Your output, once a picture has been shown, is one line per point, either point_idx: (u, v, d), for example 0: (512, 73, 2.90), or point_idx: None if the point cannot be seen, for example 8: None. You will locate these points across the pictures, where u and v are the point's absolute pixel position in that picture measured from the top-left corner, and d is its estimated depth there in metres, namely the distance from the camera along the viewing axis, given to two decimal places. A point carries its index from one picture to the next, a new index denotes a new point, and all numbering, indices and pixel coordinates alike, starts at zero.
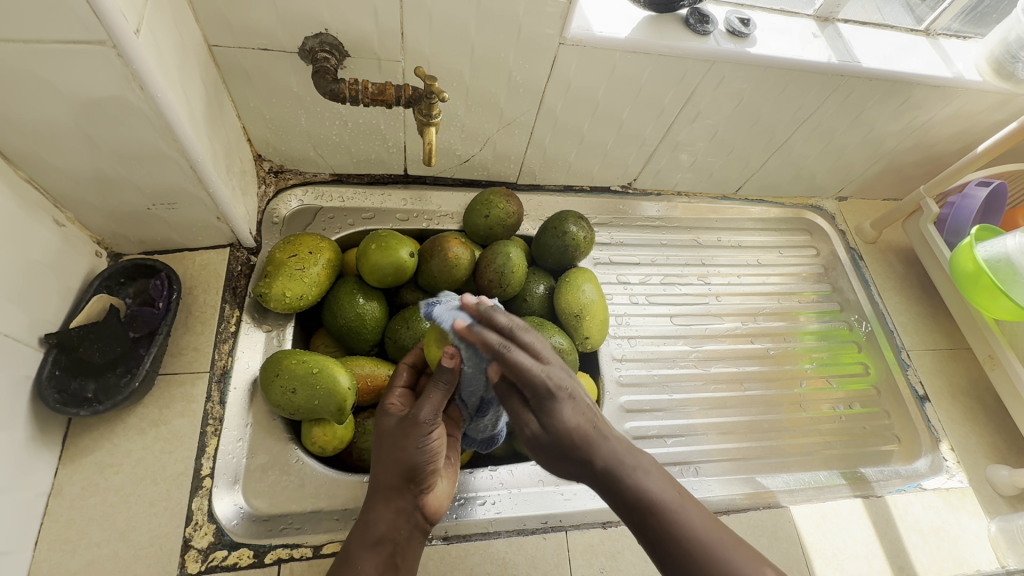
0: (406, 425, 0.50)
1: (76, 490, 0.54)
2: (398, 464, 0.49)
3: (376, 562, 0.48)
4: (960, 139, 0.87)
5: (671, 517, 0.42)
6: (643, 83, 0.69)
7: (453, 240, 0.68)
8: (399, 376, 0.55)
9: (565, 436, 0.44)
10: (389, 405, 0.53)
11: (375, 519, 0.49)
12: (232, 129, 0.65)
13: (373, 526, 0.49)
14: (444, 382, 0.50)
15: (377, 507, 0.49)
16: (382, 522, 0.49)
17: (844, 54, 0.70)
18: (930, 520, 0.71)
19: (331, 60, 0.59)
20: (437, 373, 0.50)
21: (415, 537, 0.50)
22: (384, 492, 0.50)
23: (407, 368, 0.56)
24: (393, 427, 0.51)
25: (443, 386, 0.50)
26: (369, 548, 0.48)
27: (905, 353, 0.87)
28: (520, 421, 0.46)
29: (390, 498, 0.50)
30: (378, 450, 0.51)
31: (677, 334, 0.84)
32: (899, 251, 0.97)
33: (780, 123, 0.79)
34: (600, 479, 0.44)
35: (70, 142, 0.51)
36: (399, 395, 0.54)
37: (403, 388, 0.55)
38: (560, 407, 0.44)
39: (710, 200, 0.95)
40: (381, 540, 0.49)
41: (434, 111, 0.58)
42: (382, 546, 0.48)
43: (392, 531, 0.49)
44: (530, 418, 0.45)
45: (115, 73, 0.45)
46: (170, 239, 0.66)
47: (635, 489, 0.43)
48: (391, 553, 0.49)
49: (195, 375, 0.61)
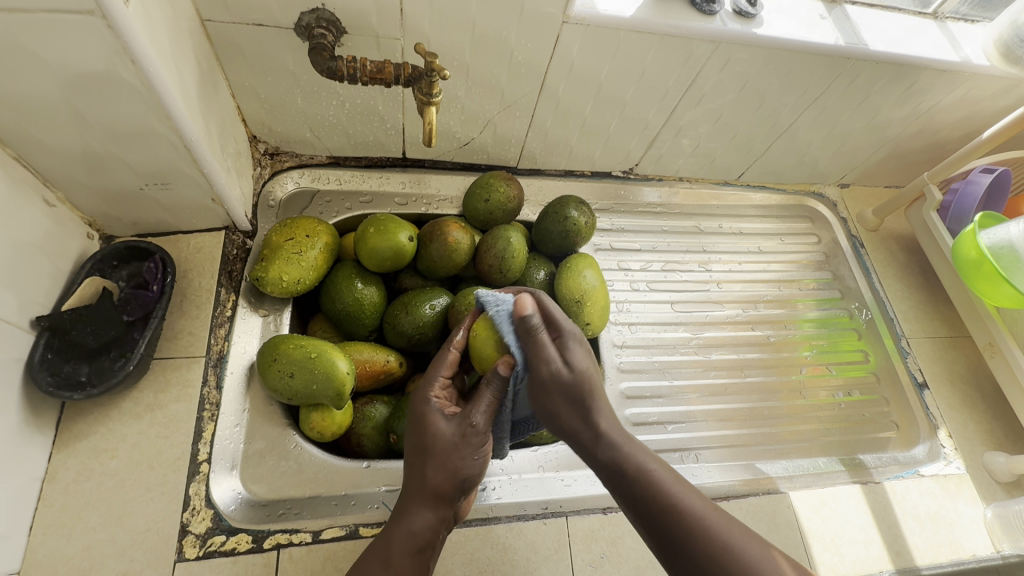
0: (469, 434, 0.49)
1: (70, 475, 0.54)
2: (454, 474, 0.48)
3: (415, 568, 0.47)
4: (965, 125, 0.86)
5: (660, 486, 0.45)
6: (647, 64, 0.68)
7: (453, 224, 0.67)
8: (443, 366, 0.54)
9: (581, 378, 0.50)
10: (436, 402, 0.52)
11: (421, 525, 0.48)
12: (226, 108, 0.63)
13: (418, 533, 0.47)
14: (496, 390, 0.50)
15: (423, 512, 0.48)
16: (428, 529, 0.48)
17: (851, 36, 0.69)
18: (927, 506, 0.71)
19: (328, 37, 0.57)
20: (492, 377, 0.50)
21: (444, 540, 0.51)
22: (433, 499, 0.48)
23: (453, 357, 0.54)
24: (452, 433, 0.49)
25: (496, 391, 0.50)
26: (412, 554, 0.47)
27: (904, 341, 0.87)
28: (542, 357, 0.50)
29: (437, 505, 0.49)
30: (427, 451, 0.49)
31: (677, 321, 0.83)
32: (900, 239, 0.97)
33: (784, 108, 0.78)
34: (599, 449, 0.48)
35: (59, 118, 0.49)
36: (443, 389, 0.53)
37: (447, 379, 0.54)
38: (570, 347, 0.51)
39: (712, 186, 0.94)
40: (422, 546, 0.48)
41: (434, 90, 0.57)
42: (424, 554, 0.48)
43: (433, 537, 0.49)
44: (552, 353, 0.50)
45: (105, 45, 0.44)
46: (164, 221, 0.64)
47: (629, 459, 0.46)
48: (428, 557, 0.49)
49: (191, 360, 0.60)
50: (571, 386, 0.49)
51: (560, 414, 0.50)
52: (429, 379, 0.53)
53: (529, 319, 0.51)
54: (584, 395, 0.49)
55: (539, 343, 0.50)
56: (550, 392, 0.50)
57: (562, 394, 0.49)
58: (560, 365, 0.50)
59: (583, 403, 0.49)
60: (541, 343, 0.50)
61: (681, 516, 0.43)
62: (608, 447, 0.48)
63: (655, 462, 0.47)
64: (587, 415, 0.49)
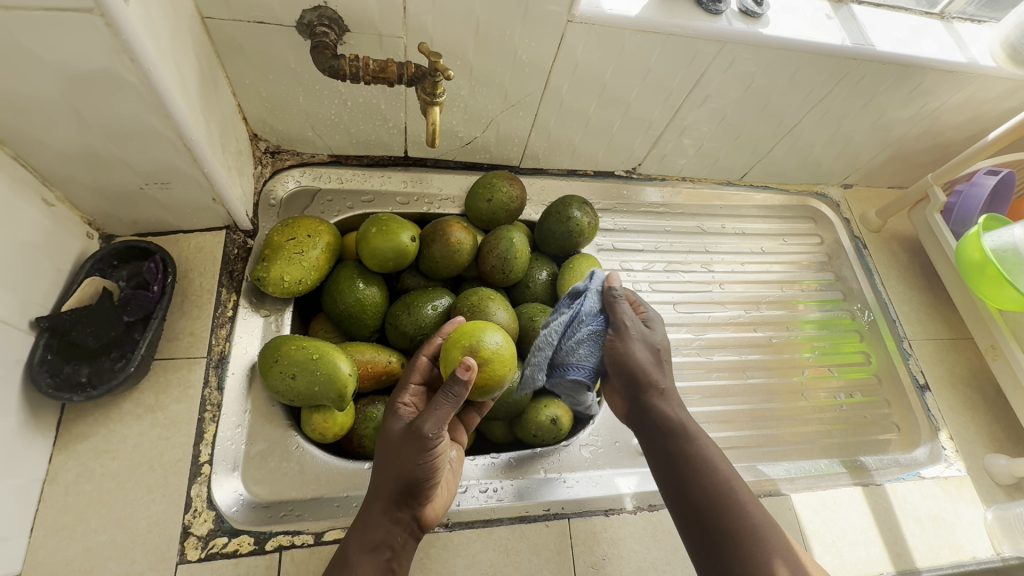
0: (412, 436, 0.48)
1: (71, 477, 0.53)
2: (400, 474, 0.48)
3: (373, 567, 0.47)
4: (970, 127, 0.86)
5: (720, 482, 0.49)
6: (652, 64, 0.67)
7: (456, 224, 0.67)
8: (412, 373, 0.55)
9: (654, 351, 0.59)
10: (399, 407, 0.53)
11: (373, 523, 0.48)
12: (227, 106, 0.63)
13: (370, 532, 0.48)
14: (451, 394, 0.47)
15: (375, 511, 0.49)
16: (380, 528, 0.48)
17: (858, 37, 0.69)
18: (928, 508, 0.71)
19: (330, 35, 0.56)
20: (447, 383, 0.47)
21: (409, 544, 0.51)
22: (381, 498, 0.49)
23: (422, 362, 0.56)
24: (399, 433, 0.50)
25: (452, 397, 0.47)
26: (367, 552, 0.47)
27: (906, 342, 0.87)
28: (620, 319, 0.60)
29: (389, 504, 0.49)
30: (382, 451, 0.50)
31: (679, 322, 0.83)
32: (903, 240, 0.96)
33: (789, 108, 0.77)
34: (690, 437, 0.53)
35: (59, 117, 0.48)
36: (412, 394, 0.54)
37: (416, 385, 0.55)
38: (654, 324, 0.62)
39: (714, 186, 0.93)
40: (378, 545, 0.48)
41: (437, 90, 0.57)
42: (380, 552, 0.48)
43: (389, 537, 0.49)
44: (633, 321, 0.60)
45: (104, 43, 0.43)
46: (164, 221, 0.64)
47: (698, 452, 0.51)
48: (386, 558, 0.48)
49: (192, 360, 0.60)
50: (651, 350, 0.59)
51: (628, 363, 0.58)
52: (400, 386, 0.55)
53: (615, 289, 0.61)
54: (654, 360, 0.59)
55: (619, 310, 0.60)
56: (626, 350, 0.59)
57: (646, 352, 0.59)
58: (639, 332, 0.60)
59: (656, 367, 0.58)
60: (625, 308, 0.61)
61: (733, 512, 0.46)
62: (698, 442, 0.52)
63: (727, 469, 0.50)
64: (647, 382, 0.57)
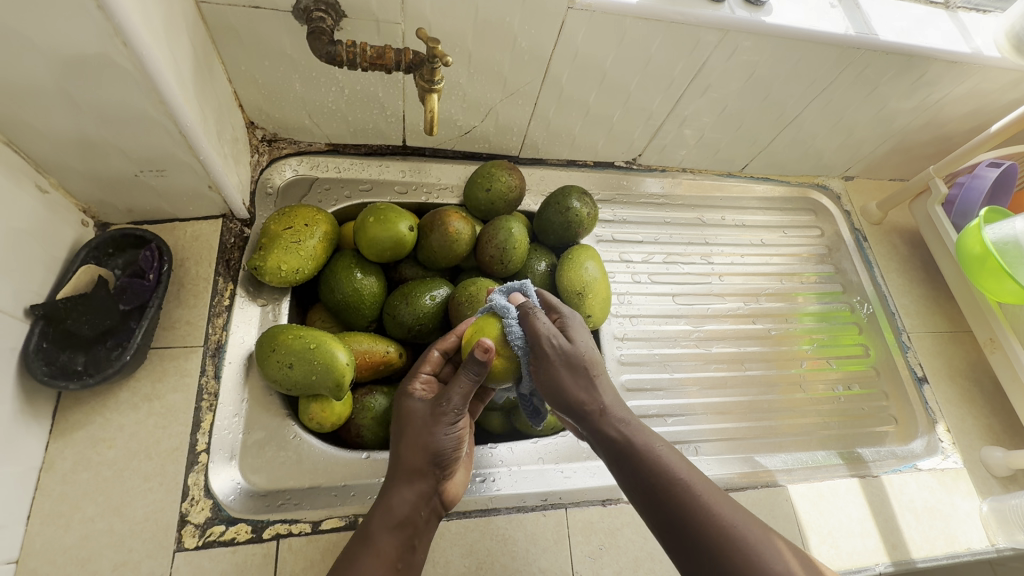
0: (436, 410, 0.49)
1: (67, 465, 0.53)
2: (425, 448, 0.49)
3: (397, 542, 0.47)
4: (972, 118, 0.85)
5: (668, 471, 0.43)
6: (653, 53, 0.66)
7: (454, 214, 0.66)
8: (428, 361, 0.54)
9: (570, 368, 0.48)
10: (413, 390, 0.52)
11: (397, 500, 0.48)
12: (222, 93, 0.62)
13: (396, 508, 0.48)
14: (473, 372, 0.48)
15: (399, 489, 0.48)
16: (404, 503, 0.48)
17: (861, 25, 0.68)
18: (924, 500, 0.71)
19: (326, 20, 0.56)
20: (468, 363, 0.47)
21: (431, 522, 0.50)
22: (407, 475, 0.49)
23: (435, 355, 0.54)
24: (422, 411, 0.50)
25: (473, 376, 0.48)
26: (391, 528, 0.47)
27: (905, 335, 0.87)
28: (542, 332, 0.48)
29: (413, 480, 0.49)
30: (401, 431, 0.51)
31: (678, 314, 0.83)
32: (903, 232, 0.96)
33: (790, 99, 0.77)
34: (603, 426, 0.46)
35: (52, 103, 0.48)
36: (425, 381, 0.53)
37: (429, 374, 0.54)
38: (569, 327, 0.51)
39: (715, 177, 0.93)
40: (403, 521, 0.48)
41: (436, 76, 0.56)
42: (405, 528, 0.48)
43: (413, 514, 0.48)
44: (547, 326, 0.49)
45: (96, 27, 0.42)
46: (159, 209, 0.63)
47: (638, 442, 0.45)
48: (410, 535, 0.48)
49: (188, 349, 0.60)
50: (573, 360, 0.48)
51: (564, 389, 0.47)
52: (410, 374, 0.54)
53: (524, 304, 0.50)
54: (585, 365, 0.48)
55: (534, 322, 0.49)
56: (548, 376, 0.48)
57: (560, 364, 0.48)
58: (552, 361, 0.48)
59: (583, 372, 0.48)
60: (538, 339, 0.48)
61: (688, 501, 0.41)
62: (616, 423, 0.46)
63: (660, 443, 0.45)
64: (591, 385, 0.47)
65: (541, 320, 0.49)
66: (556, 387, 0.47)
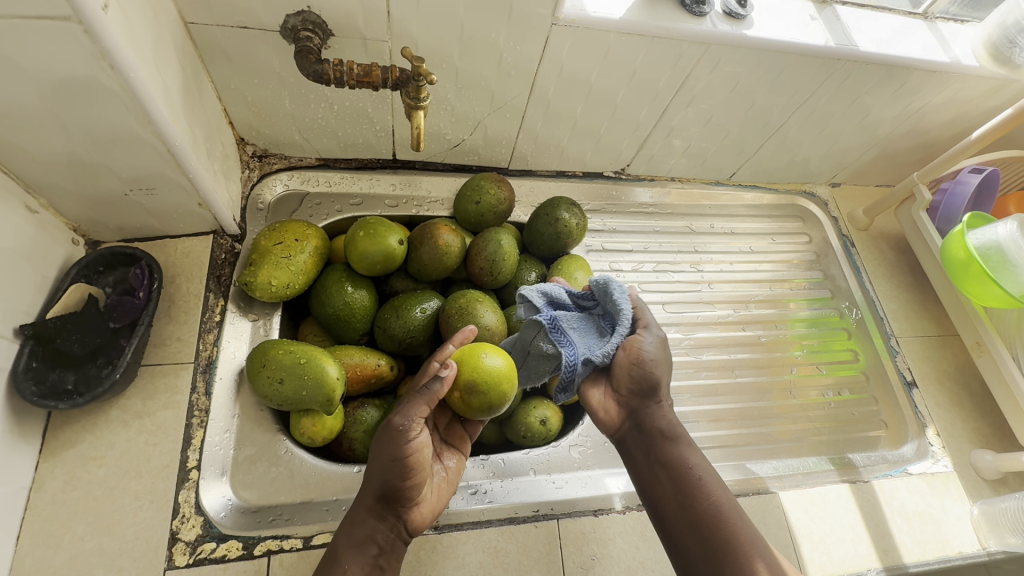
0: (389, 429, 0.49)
1: (57, 484, 0.53)
2: (382, 469, 0.49)
3: (359, 563, 0.47)
4: (955, 125, 0.86)
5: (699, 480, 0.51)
6: (637, 66, 0.67)
7: (444, 226, 0.67)
8: (421, 372, 0.53)
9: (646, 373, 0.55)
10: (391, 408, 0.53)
11: (358, 519, 0.49)
12: (212, 111, 0.62)
13: (354, 526, 0.49)
14: (428, 390, 0.50)
15: (360, 508, 0.49)
16: (364, 523, 0.49)
17: (841, 37, 0.69)
18: (915, 504, 0.72)
19: (314, 40, 0.57)
20: (430, 382, 0.50)
21: (396, 540, 0.50)
22: (366, 495, 0.50)
23: (434, 367, 0.52)
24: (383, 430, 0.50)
25: (427, 394, 0.50)
26: (353, 547, 0.48)
27: (894, 340, 0.88)
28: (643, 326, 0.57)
29: (373, 500, 0.49)
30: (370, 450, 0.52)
31: (669, 322, 0.84)
32: (891, 238, 0.97)
33: (775, 109, 0.78)
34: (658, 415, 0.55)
35: (41, 125, 0.48)
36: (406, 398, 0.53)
37: (412, 390, 0.54)
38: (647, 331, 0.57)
39: (703, 186, 0.94)
40: (364, 540, 0.48)
41: (421, 94, 0.57)
42: (365, 547, 0.48)
43: (372, 532, 0.49)
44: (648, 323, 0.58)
45: (84, 51, 0.43)
46: (149, 226, 0.64)
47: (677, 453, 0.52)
48: (374, 555, 0.48)
49: (179, 366, 0.60)
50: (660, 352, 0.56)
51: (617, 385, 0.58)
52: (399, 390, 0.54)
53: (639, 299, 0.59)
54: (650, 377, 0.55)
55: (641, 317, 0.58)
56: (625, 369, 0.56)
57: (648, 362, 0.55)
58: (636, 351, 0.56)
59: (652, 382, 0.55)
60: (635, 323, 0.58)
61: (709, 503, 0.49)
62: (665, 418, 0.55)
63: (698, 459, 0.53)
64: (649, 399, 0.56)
65: (646, 314, 0.58)
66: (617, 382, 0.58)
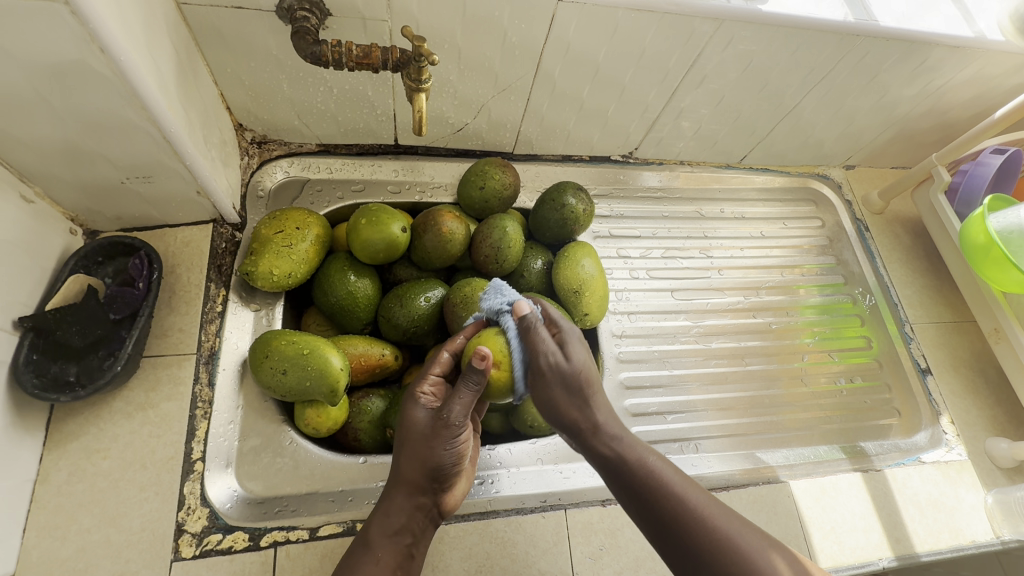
0: (436, 425, 0.48)
1: (62, 476, 0.53)
2: (425, 461, 0.49)
3: (394, 552, 0.48)
4: (975, 103, 0.83)
5: (659, 486, 0.43)
6: (647, 45, 0.65)
7: (447, 214, 0.65)
8: (438, 364, 0.52)
9: (573, 374, 0.47)
10: (421, 397, 0.51)
11: (397, 510, 0.49)
12: (209, 95, 0.61)
13: (393, 516, 0.49)
14: (473, 383, 0.47)
15: (399, 499, 0.49)
16: (403, 513, 0.49)
17: (860, 11, 0.66)
18: (928, 493, 0.71)
19: (311, 20, 0.54)
20: (468, 372, 0.47)
21: (429, 529, 0.51)
22: (406, 485, 0.49)
23: (445, 358, 0.53)
24: (423, 424, 0.49)
25: (473, 387, 0.47)
26: (389, 536, 0.48)
27: (908, 326, 0.86)
28: (539, 351, 0.48)
29: (413, 491, 0.50)
30: (404, 442, 0.50)
31: (677, 309, 0.82)
32: (905, 222, 0.95)
33: (789, 89, 0.75)
34: (595, 443, 0.46)
35: (32, 112, 0.47)
36: (432, 385, 0.52)
37: (437, 377, 0.52)
38: (568, 343, 0.49)
39: (714, 169, 0.92)
40: (400, 529, 0.49)
41: (423, 75, 0.55)
42: (401, 537, 0.49)
43: (411, 523, 0.49)
44: (547, 347, 0.48)
45: (72, 34, 0.41)
46: (148, 215, 0.63)
47: (626, 455, 0.45)
48: (407, 544, 0.49)
49: (181, 357, 0.59)
50: (566, 377, 0.47)
51: (557, 406, 0.47)
52: (419, 377, 0.52)
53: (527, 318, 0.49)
54: (580, 386, 0.47)
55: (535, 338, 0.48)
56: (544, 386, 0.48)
57: (558, 381, 0.47)
58: (553, 358, 0.47)
59: (579, 393, 0.47)
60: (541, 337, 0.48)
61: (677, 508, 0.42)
62: (607, 440, 0.46)
63: (654, 456, 0.45)
64: (580, 403, 0.47)
65: (540, 334, 0.48)
66: (549, 400, 0.48)
